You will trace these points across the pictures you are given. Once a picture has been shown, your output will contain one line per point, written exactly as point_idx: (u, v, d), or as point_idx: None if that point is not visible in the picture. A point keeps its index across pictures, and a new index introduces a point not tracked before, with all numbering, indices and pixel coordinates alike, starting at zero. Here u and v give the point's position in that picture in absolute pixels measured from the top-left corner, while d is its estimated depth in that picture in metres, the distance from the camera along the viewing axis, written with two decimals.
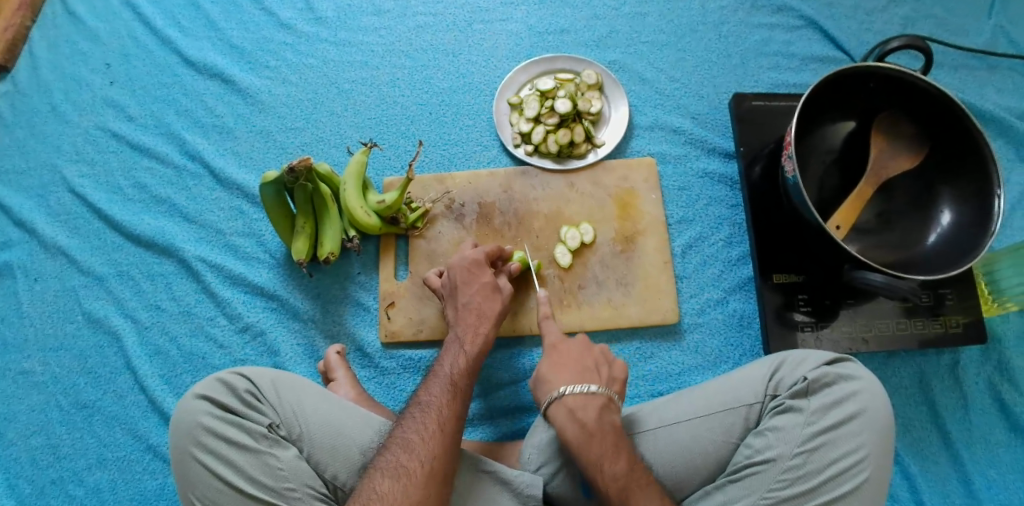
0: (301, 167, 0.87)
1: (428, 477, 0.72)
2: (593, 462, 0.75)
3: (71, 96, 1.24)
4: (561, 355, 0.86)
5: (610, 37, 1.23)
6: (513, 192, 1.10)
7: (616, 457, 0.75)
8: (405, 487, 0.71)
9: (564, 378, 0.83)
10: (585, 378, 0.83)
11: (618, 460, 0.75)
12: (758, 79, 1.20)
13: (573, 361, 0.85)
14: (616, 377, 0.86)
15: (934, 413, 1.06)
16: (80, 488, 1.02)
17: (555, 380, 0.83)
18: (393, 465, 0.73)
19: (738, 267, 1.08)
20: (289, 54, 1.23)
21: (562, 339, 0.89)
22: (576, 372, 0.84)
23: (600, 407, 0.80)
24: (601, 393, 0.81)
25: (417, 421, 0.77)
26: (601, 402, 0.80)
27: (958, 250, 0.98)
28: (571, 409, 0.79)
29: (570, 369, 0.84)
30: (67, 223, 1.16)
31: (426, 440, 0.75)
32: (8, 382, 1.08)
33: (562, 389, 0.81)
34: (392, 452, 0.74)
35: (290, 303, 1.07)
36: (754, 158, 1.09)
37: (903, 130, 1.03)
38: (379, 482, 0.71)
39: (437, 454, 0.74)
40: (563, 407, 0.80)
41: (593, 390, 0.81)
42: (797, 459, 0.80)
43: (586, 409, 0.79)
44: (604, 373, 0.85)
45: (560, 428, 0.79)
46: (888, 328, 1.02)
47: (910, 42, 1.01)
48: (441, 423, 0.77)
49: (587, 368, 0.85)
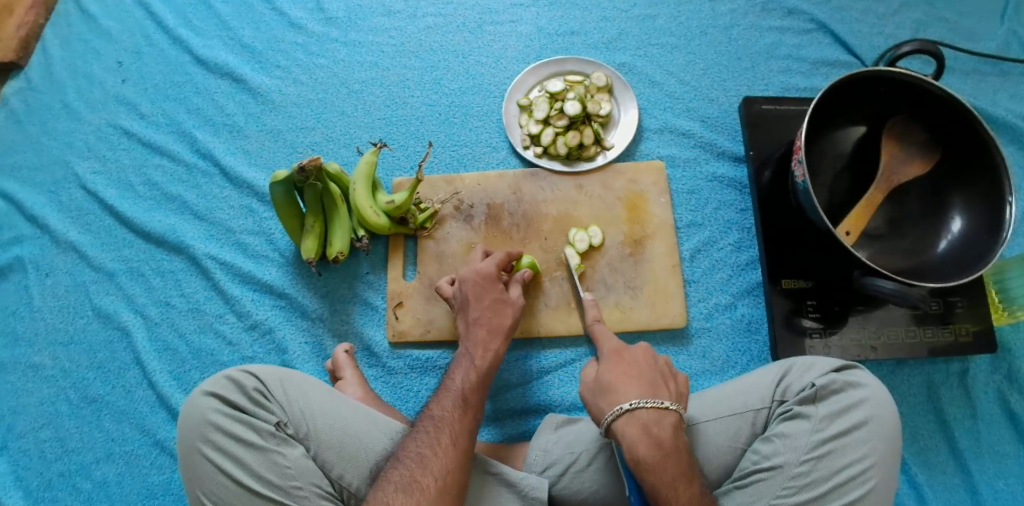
0: (311, 166, 0.88)
1: (441, 493, 0.73)
2: (667, 483, 0.72)
3: (84, 93, 1.25)
4: (626, 366, 0.81)
5: (620, 39, 1.23)
6: (522, 194, 1.10)
7: (689, 479, 0.73)
8: (418, 502, 0.71)
9: (634, 390, 0.77)
10: (654, 392, 0.78)
11: (690, 482, 0.73)
12: (768, 83, 1.20)
13: (637, 373, 0.80)
14: (681, 390, 0.81)
15: (942, 421, 1.05)
16: (87, 482, 1.02)
17: (624, 393, 0.77)
18: (406, 480, 0.73)
19: (746, 272, 1.08)
20: (300, 54, 1.23)
21: (622, 346, 0.84)
22: (644, 384, 0.78)
23: (673, 425, 0.76)
24: (674, 409, 0.77)
25: (430, 436, 0.78)
26: (674, 419, 0.76)
27: (970, 256, 0.97)
28: (645, 425, 0.74)
29: (640, 381, 0.79)
30: (79, 218, 1.17)
31: (440, 455, 0.76)
32: (18, 375, 1.09)
33: (634, 403, 0.75)
34: (405, 466, 0.74)
35: (299, 302, 1.07)
36: (764, 163, 1.09)
37: (914, 137, 1.03)
38: (391, 496, 0.71)
39: (451, 470, 0.75)
40: (638, 423, 0.74)
41: (666, 406, 0.76)
42: (804, 466, 0.79)
43: (661, 427, 0.75)
44: (671, 386, 0.80)
45: (630, 445, 0.73)
46: (897, 335, 1.01)
47: (922, 47, 1.01)
48: (454, 438, 0.78)
49: (654, 378, 0.80)
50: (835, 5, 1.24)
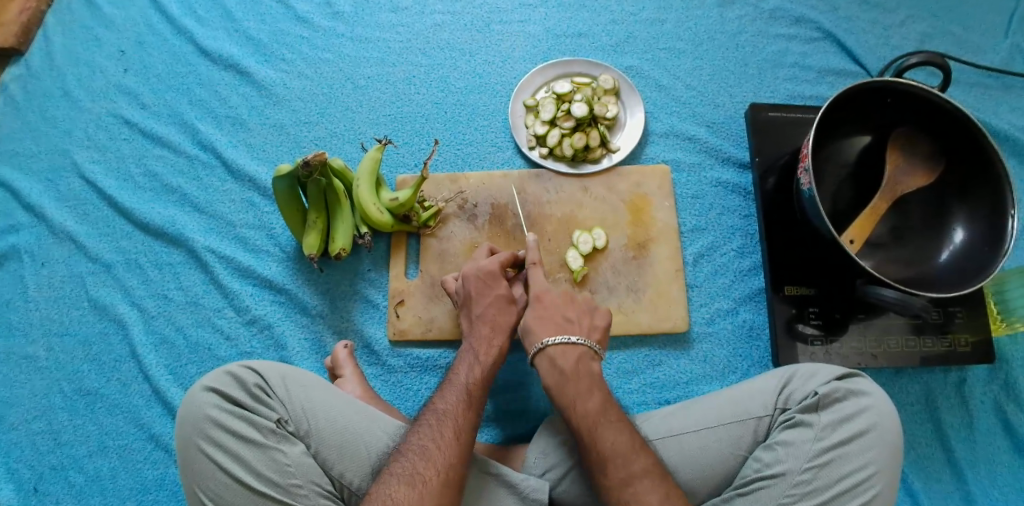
0: (315, 161, 0.88)
1: (442, 486, 0.73)
2: (570, 401, 0.81)
3: (84, 82, 1.23)
4: (545, 309, 0.90)
5: (628, 42, 1.22)
6: (527, 194, 1.09)
7: (591, 396, 0.81)
8: (420, 495, 0.72)
9: (548, 328, 0.87)
10: (566, 328, 0.87)
11: (592, 398, 0.81)
12: (774, 90, 1.20)
13: (556, 313, 0.89)
14: (597, 325, 0.90)
15: (939, 430, 1.05)
16: (80, 475, 1.01)
17: (539, 331, 0.87)
18: (410, 472, 0.74)
19: (749, 277, 1.08)
20: (306, 48, 1.22)
21: (544, 288, 0.92)
22: (556, 322, 0.88)
23: (578, 356, 0.85)
24: (581, 342, 0.86)
25: (433, 429, 0.78)
26: (580, 351, 0.85)
27: (971, 267, 0.98)
28: (553, 358, 0.85)
29: (553, 320, 0.89)
30: (77, 208, 1.16)
31: (442, 449, 0.76)
32: (11, 365, 1.07)
33: (544, 342, 0.86)
34: (408, 459, 0.75)
35: (298, 298, 1.06)
36: (768, 170, 1.09)
37: (919, 147, 1.03)
38: (395, 488, 0.72)
39: (453, 463, 0.75)
40: (546, 357, 0.85)
41: (573, 340, 0.86)
42: (805, 475, 0.79)
43: (566, 358, 0.84)
44: (585, 323, 0.89)
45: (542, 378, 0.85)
46: (896, 344, 1.02)
47: (930, 58, 1.03)
48: (457, 432, 0.78)
49: (570, 318, 0.89)
50: (842, 15, 1.25)
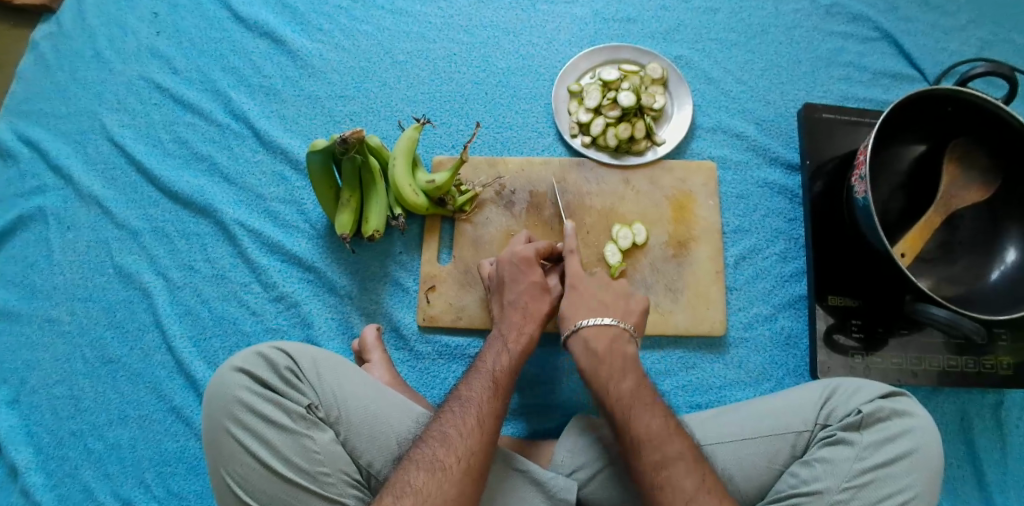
0: (353, 138, 0.84)
1: (464, 474, 0.70)
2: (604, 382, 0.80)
3: (116, 43, 1.20)
4: (579, 294, 0.89)
5: (677, 31, 1.18)
6: (567, 184, 1.06)
7: (624, 378, 0.80)
8: (440, 483, 0.69)
9: (584, 310, 0.87)
10: (601, 311, 0.86)
11: (625, 382, 0.80)
12: (828, 90, 1.15)
13: (590, 296, 0.88)
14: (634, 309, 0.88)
15: (972, 453, 1.02)
16: (99, 443, 1.00)
17: (575, 313, 0.87)
18: (430, 459, 0.71)
19: (790, 283, 1.05)
20: (344, 18, 1.18)
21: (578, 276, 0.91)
22: (592, 304, 0.87)
23: (614, 338, 0.84)
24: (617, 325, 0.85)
25: (456, 415, 0.75)
26: (614, 333, 0.84)
27: (1022, 290, 0.94)
28: (587, 339, 0.84)
29: (590, 302, 0.88)
30: (105, 172, 1.13)
31: (465, 436, 0.73)
32: (33, 328, 1.06)
33: (578, 323, 0.85)
34: (429, 445, 0.72)
35: (327, 276, 1.04)
36: (816, 173, 1.05)
37: (975, 161, 0.99)
38: (414, 475, 0.70)
39: (475, 452, 0.72)
40: (578, 337, 0.84)
41: (608, 321, 0.85)
42: (843, 494, 0.77)
43: (600, 341, 0.83)
44: (622, 305, 0.88)
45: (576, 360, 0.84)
46: (938, 363, 0.98)
47: (994, 69, 0.97)
48: (480, 420, 0.75)
49: (606, 301, 0.88)
50: (902, 15, 1.19)
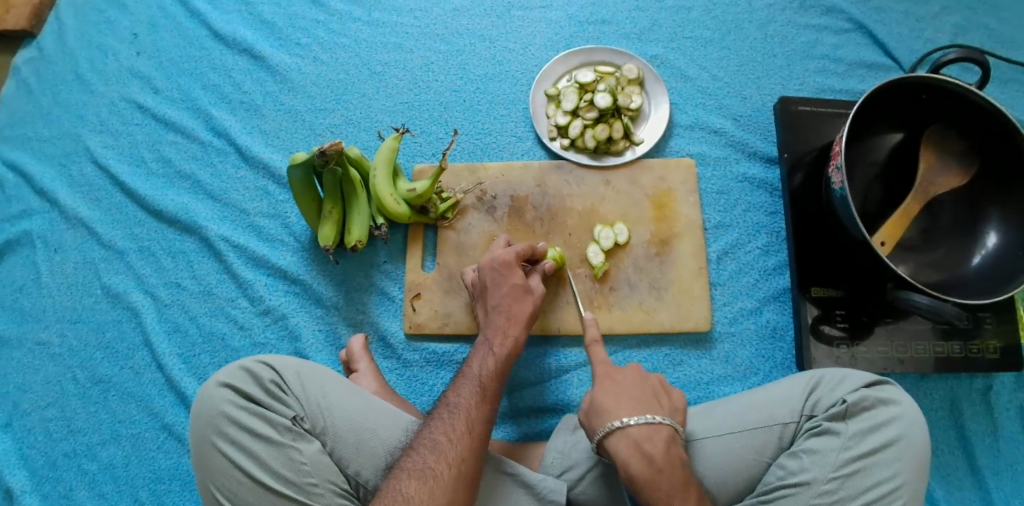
0: (332, 150, 0.85)
1: (454, 481, 0.71)
2: (662, 496, 0.72)
3: (97, 65, 1.21)
4: (618, 386, 0.81)
5: (652, 31, 1.19)
6: (547, 187, 1.07)
7: (686, 494, 0.72)
8: (431, 490, 0.69)
9: (627, 407, 0.78)
10: (646, 408, 0.78)
11: (687, 496, 0.72)
12: (804, 83, 1.16)
13: (630, 390, 0.80)
14: (675, 406, 0.81)
15: (963, 436, 1.03)
16: (92, 463, 1.00)
17: (616, 410, 0.77)
18: (420, 467, 0.71)
19: (774, 276, 1.05)
20: (321, 32, 1.19)
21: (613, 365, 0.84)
22: (635, 401, 0.79)
23: (667, 439, 0.75)
24: (666, 424, 0.76)
25: (444, 422, 0.76)
26: (667, 433, 0.76)
27: (1004, 274, 0.94)
28: (637, 442, 0.75)
29: (630, 399, 0.79)
30: (89, 194, 1.14)
31: (454, 442, 0.73)
32: (23, 352, 1.06)
33: (624, 421, 0.76)
34: (420, 453, 0.73)
35: (313, 288, 1.05)
36: (795, 165, 1.06)
37: (953, 146, 0.99)
38: (405, 483, 0.70)
39: (465, 457, 0.72)
40: (628, 440, 0.75)
41: (658, 421, 0.76)
42: (830, 484, 0.77)
43: (653, 443, 0.74)
44: (665, 403, 0.80)
45: (624, 464, 0.74)
46: (924, 351, 0.99)
47: (967, 55, 0.97)
48: (469, 426, 0.75)
49: (646, 396, 0.80)
50: (874, 5, 1.20)
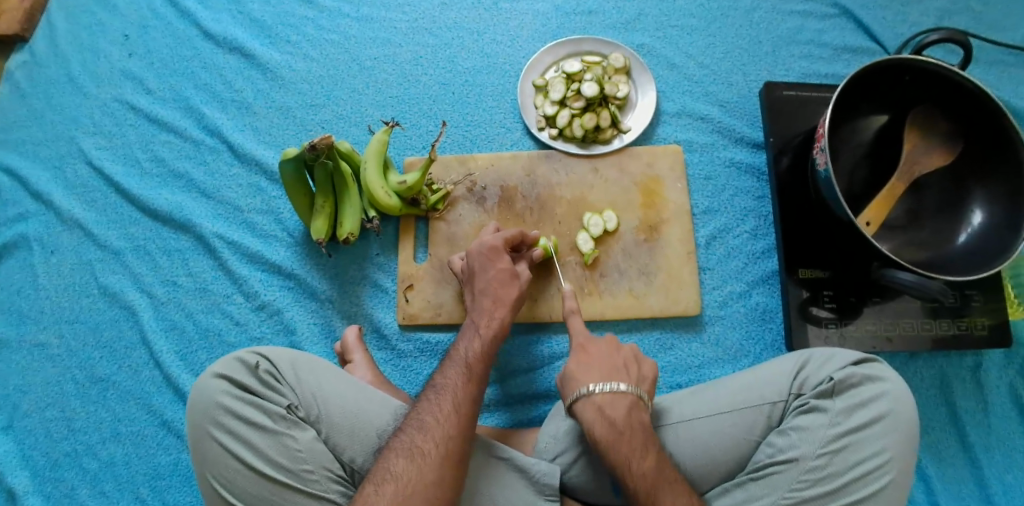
0: (321, 144, 0.86)
1: (442, 459, 0.72)
2: (623, 458, 0.74)
3: (89, 67, 1.22)
4: (588, 356, 0.83)
5: (638, 20, 1.20)
6: (537, 176, 1.08)
7: (645, 456, 0.74)
8: (419, 467, 0.71)
9: (593, 375, 0.81)
10: (613, 376, 0.80)
11: (647, 458, 0.74)
12: (789, 68, 1.17)
13: (598, 360, 0.83)
14: (645, 376, 0.83)
15: (952, 414, 1.04)
16: (93, 461, 1.02)
17: (583, 377, 0.81)
18: (408, 446, 0.73)
19: (762, 260, 1.07)
20: (310, 29, 1.20)
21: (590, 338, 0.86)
22: (604, 370, 0.81)
23: (630, 405, 0.78)
24: (631, 391, 0.79)
25: (432, 403, 0.77)
26: (631, 400, 0.78)
27: (988, 251, 0.95)
28: (600, 407, 0.78)
29: (598, 367, 0.82)
30: (84, 195, 1.15)
31: (440, 421, 0.75)
32: (23, 353, 1.08)
33: (589, 387, 0.79)
34: (408, 434, 0.74)
35: (307, 282, 1.06)
36: (782, 150, 1.07)
37: (937, 126, 0.99)
38: (394, 462, 0.72)
39: (451, 436, 0.73)
40: (592, 405, 0.78)
41: (623, 388, 0.79)
42: (819, 461, 0.78)
43: (614, 407, 0.77)
44: (634, 372, 0.82)
45: (589, 427, 0.77)
46: (912, 328, 1.00)
47: (950, 36, 0.97)
48: (456, 405, 0.76)
49: (616, 365, 0.82)
50: None
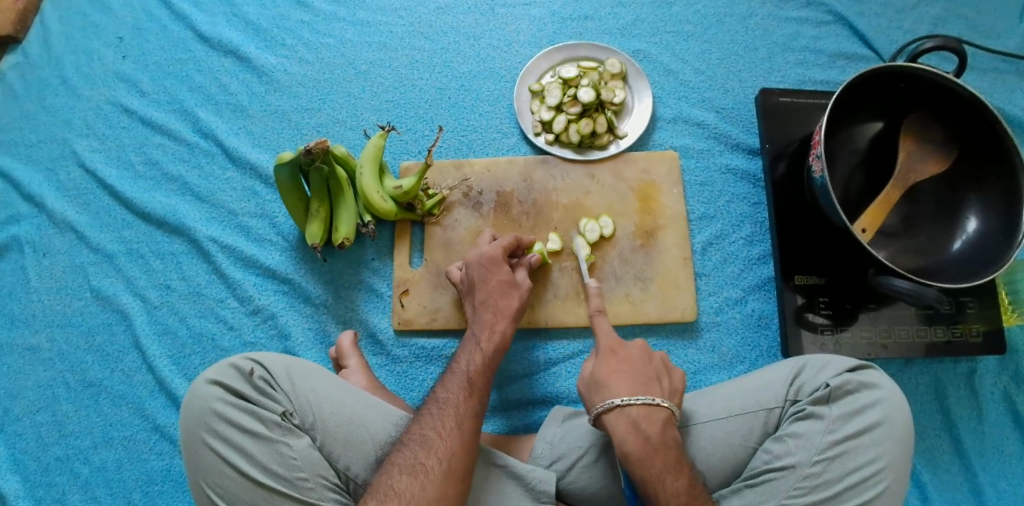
0: (318, 149, 0.85)
1: (445, 476, 0.71)
2: (655, 474, 0.73)
3: (83, 69, 1.21)
4: (620, 363, 0.84)
5: (635, 26, 1.20)
6: (533, 182, 1.08)
7: (678, 474, 0.73)
8: (422, 484, 0.70)
9: (624, 386, 0.80)
10: (647, 389, 0.80)
11: (680, 477, 0.73)
12: (785, 75, 1.17)
13: (631, 370, 0.83)
14: (676, 388, 0.83)
15: (948, 421, 1.04)
16: (85, 466, 1.01)
17: (612, 387, 0.80)
18: (411, 462, 0.72)
19: (758, 266, 1.07)
20: (306, 32, 1.20)
21: (618, 342, 0.86)
22: (637, 382, 0.81)
23: (663, 421, 0.78)
24: (665, 406, 0.79)
25: (434, 418, 0.76)
26: (665, 416, 0.78)
27: (983, 259, 0.95)
28: (634, 421, 0.77)
29: (630, 378, 0.81)
30: (77, 198, 1.14)
31: (444, 437, 0.74)
32: (14, 357, 1.07)
33: (625, 399, 0.78)
34: (409, 449, 0.73)
35: (302, 287, 1.05)
36: (777, 156, 1.07)
37: (932, 133, 1.00)
38: (396, 479, 0.71)
39: (455, 452, 0.73)
40: (626, 417, 0.77)
41: (657, 402, 0.79)
42: (816, 467, 0.78)
43: (650, 422, 0.77)
44: (666, 384, 0.82)
45: (621, 440, 0.76)
46: (908, 334, 1.00)
47: (945, 43, 0.98)
48: (458, 421, 0.76)
49: (649, 378, 0.82)
50: None
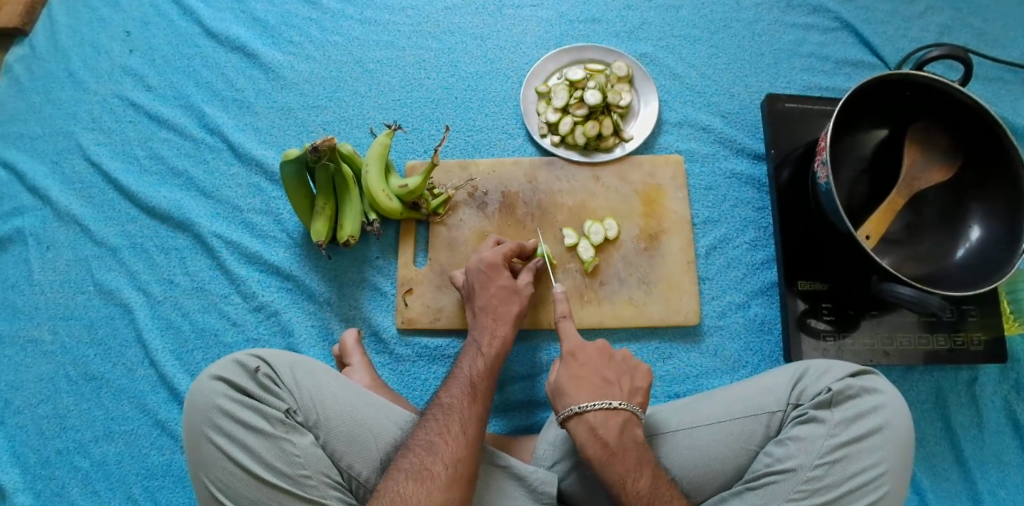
0: (324, 147, 0.85)
1: (451, 480, 0.71)
2: (618, 479, 0.74)
3: (89, 63, 1.21)
4: (580, 366, 0.83)
5: (642, 29, 1.20)
6: (538, 183, 1.08)
7: (641, 475, 0.74)
8: (428, 490, 0.70)
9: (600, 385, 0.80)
10: (604, 393, 0.80)
11: (642, 478, 0.74)
12: (791, 81, 1.17)
13: (590, 374, 0.82)
14: (638, 387, 0.82)
15: (948, 428, 1.04)
16: (85, 460, 1.00)
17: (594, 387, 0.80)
18: (417, 468, 0.72)
19: (762, 271, 1.07)
20: (314, 30, 1.20)
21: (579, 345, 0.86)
22: (594, 385, 0.81)
23: (623, 423, 0.78)
24: (623, 408, 0.78)
25: (438, 423, 0.76)
26: (623, 418, 0.78)
27: (986, 267, 0.95)
28: (593, 426, 0.77)
29: (589, 382, 0.81)
30: (81, 191, 1.14)
31: (449, 442, 0.74)
32: (16, 349, 1.06)
33: (581, 405, 0.78)
34: (415, 454, 0.73)
35: (306, 284, 1.05)
36: (782, 162, 1.07)
37: (936, 141, 1.00)
38: (403, 485, 0.70)
39: (461, 458, 0.73)
40: (584, 424, 0.77)
41: (614, 406, 0.78)
42: (816, 471, 0.78)
43: (608, 427, 0.77)
44: (625, 384, 0.82)
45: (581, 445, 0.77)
46: (909, 342, 1.00)
47: (951, 52, 0.98)
48: (462, 426, 0.76)
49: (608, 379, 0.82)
50: (860, 4, 1.21)
